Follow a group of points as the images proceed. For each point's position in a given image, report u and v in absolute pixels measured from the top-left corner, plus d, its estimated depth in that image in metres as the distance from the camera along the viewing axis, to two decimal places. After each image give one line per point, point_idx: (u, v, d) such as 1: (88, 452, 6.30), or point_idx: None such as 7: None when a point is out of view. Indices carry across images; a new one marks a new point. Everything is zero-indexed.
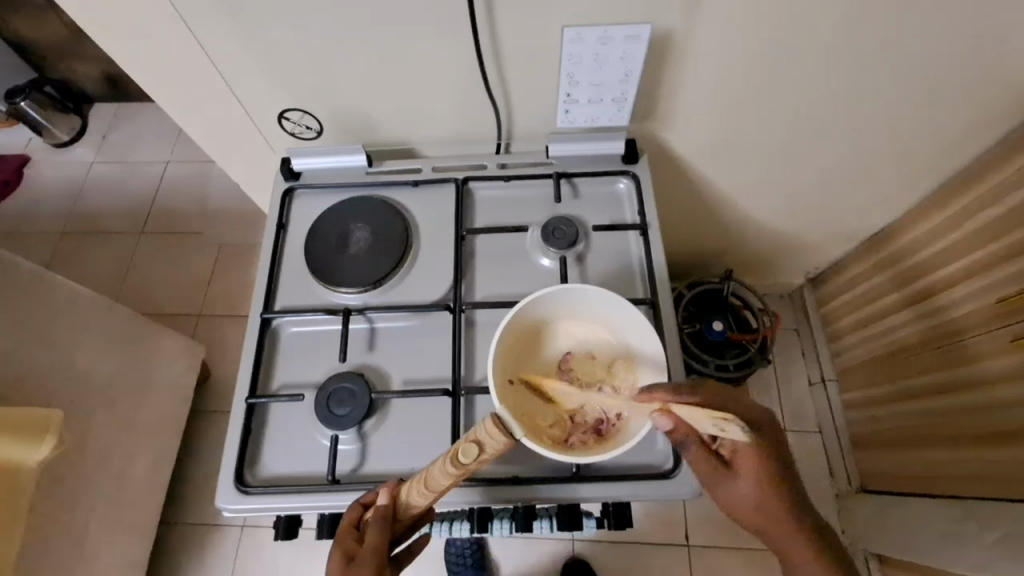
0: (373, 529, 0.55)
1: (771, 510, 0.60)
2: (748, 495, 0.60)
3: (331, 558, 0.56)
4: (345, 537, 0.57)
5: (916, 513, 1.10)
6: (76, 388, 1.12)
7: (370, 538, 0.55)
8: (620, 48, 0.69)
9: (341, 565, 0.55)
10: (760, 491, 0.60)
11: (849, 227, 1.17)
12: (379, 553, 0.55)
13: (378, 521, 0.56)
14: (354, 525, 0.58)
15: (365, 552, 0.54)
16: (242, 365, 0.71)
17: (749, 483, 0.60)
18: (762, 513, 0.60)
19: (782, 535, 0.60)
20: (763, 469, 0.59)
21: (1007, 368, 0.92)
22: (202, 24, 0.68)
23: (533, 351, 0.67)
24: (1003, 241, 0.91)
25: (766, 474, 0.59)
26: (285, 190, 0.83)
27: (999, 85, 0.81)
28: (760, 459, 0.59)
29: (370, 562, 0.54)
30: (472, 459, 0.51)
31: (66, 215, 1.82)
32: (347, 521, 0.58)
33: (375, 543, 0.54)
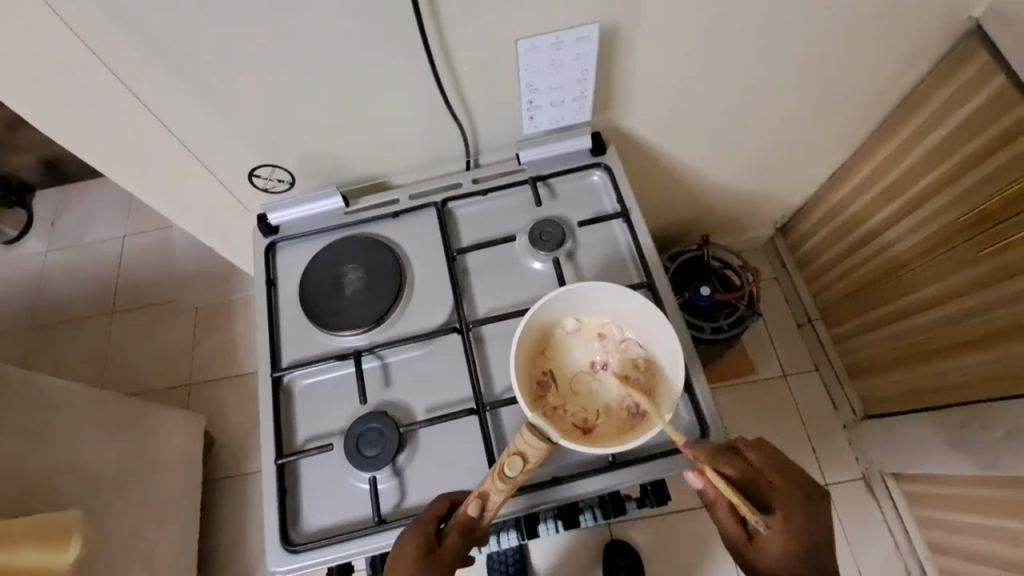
0: (455, 530, 0.57)
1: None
2: (780, 571, 0.57)
3: (411, 537, 0.59)
4: (428, 526, 0.59)
5: (923, 427, 1.16)
6: (86, 485, 1.09)
7: (450, 540, 0.57)
8: (573, 50, 0.73)
9: (417, 549, 0.58)
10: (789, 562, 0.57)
11: (809, 174, 1.23)
12: (453, 560, 0.57)
13: (460, 525, 0.57)
14: (438, 516, 0.61)
15: (443, 552, 0.57)
16: (263, 427, 0.71)
17: (777, 555, 0.57)
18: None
19: None
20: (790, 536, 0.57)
21: (972, 279, 0.99)
22: (159, 99, 0.68)
23: (555, 357, 0.68)
24: (955, 159, 0.98)
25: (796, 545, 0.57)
26: (266, 245, 0.82)
27: (923, 19, 0.86)
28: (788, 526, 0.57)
29: (444, 564, 0.56)
30: (518, 472, 0.55)
31: (29, 311, 1.76)
32: (433, 510, 0.61)
33: (454, 548, 0.57)
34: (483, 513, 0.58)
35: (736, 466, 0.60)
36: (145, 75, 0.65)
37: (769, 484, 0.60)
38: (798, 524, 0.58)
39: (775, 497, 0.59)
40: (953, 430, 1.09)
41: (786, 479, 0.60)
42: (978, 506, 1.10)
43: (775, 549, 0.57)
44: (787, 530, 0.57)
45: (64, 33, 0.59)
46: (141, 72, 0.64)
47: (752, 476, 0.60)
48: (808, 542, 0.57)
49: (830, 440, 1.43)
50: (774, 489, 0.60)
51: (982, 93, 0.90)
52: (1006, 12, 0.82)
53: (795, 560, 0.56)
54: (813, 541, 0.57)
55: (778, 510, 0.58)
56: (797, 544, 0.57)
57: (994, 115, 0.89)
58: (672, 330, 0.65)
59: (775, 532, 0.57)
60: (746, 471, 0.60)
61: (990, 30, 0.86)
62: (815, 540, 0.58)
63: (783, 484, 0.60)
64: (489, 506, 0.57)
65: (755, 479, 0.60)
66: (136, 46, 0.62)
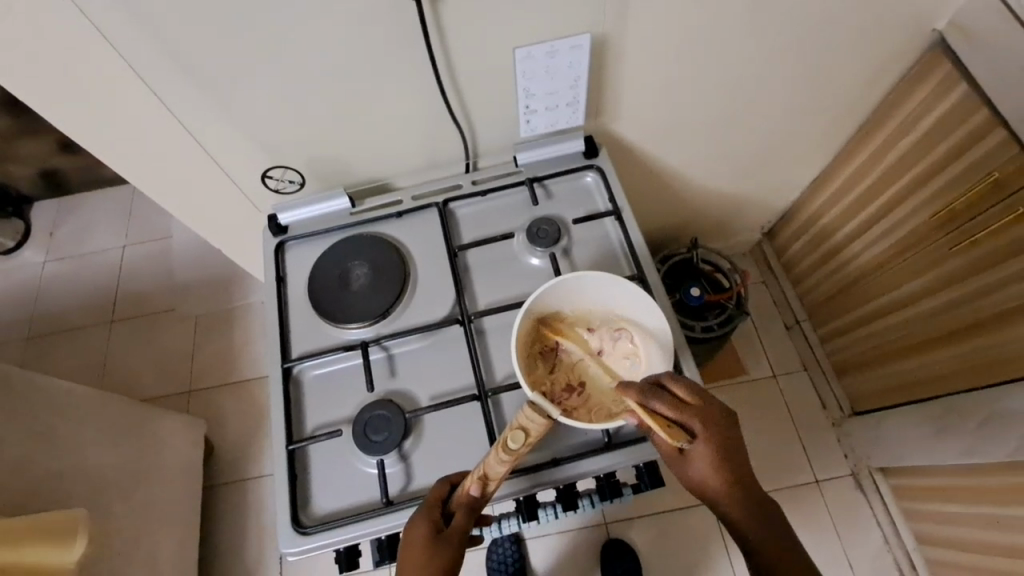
0: (460, 511, 0.61)
1: (722, 496, 0.62)
2: (708, 483, 0.62)
3: (418, 521, 0.61)
4: (432, 510, 0.62)
5: (906, 419, 1.21)
6: (88, 485, 1.10)
7: (457, 520, 0.60)
8: (567, 58, 0.78)
9: (427, 532, 0.60)
10: (713, 477, 0.61)
11: (791, 179, 1.29)
12: (463, 537, 0.60)
13: (465, 505, 0.61)
14: (440, 499, 0.63)
15: (452, 531, 0.60)
16: (274, 416, 0.74)
17: (702, 472, 0.61)
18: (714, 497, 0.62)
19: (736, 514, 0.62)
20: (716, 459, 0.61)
21: (946, 274, 1.04)
22: (180, 103, 0.73)
23: (554, 340, 0.72)
24: (926, 161, 1.03)
25: (718, 462, 0.61)
26: (276, 245, 0.86)
27: (890, 31, 0.93)
28: (714, 451, 0.61)
29: (454, 543, 0.59)
30: (521, 444, 0.59)
31: (29, 321, 1.77)
32: (436, 494, 0.63)
33: (461, 527, 0.60)
34: (486, 491, 0.61)
35: (663, 397, 0.62)
36: (165, 78, 0.69)
37: (693, 408, 0.62)
38: (720, 440, 0.61)
39: (698, 420, 0.61)
40: (934, 421, 1.14)
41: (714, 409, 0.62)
42: (961, 495, 1.14)
43: (700, 465, 0.61)
44: (711, 450, 0.61)
45: (95, 41, 0.64)
46: (163, 75, 0.69)
47: (683, 409, 0.62)
48: (728, 456, 0.61)
49: (819, 437, 1.47)
50: (698, 413, 0.61)
51: (946, 99, 0.96)
52: (965, 25, 0.89)
53: (720, 474, 0.61)
54: (732, 454, 0.61)
55: (702, 431, 0.61)
56: (719, 461, 0.61)
57: (959, 119, 0.95)
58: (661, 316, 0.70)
59: (700, 452, 0.61)
60: (677, 406, 0.62)
61: (952, 41, 0.92)
62: (734, 452, 0.62)
63: (704, 406, 0.62)
64: (491, 484, 0.60)
65: (681, 407, 0.62)
66: (161, 53, 0.66)
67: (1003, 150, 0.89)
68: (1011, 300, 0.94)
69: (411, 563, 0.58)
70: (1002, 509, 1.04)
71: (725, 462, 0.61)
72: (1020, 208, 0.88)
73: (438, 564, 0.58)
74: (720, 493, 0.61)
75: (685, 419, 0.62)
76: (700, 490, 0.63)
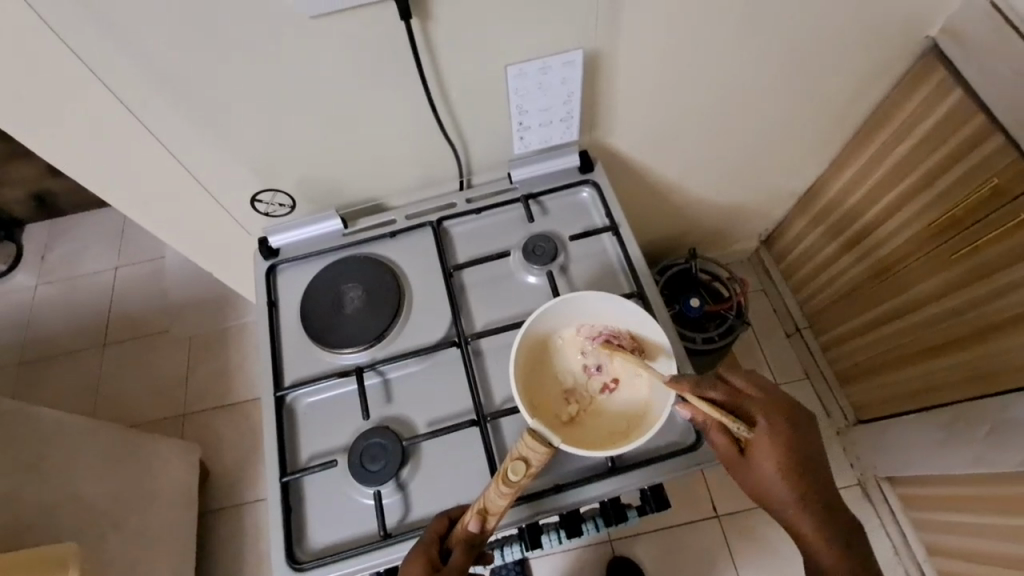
0: (459, 549, 0.58)
1: (794, 494, 0.59)
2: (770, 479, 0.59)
3: (413, 560, 0.60)
4: (431, 545, 0.60)
5: (913, 427, 1.19)
6: (79, 517, 1.07)
7: (454, 558, 0.58)
8: (559, 74, 0.77)
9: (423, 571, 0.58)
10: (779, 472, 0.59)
11: (787, 187, 1.28)
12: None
13: (465, 542, 0.58)
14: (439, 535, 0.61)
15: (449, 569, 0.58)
16: (267, 447, 0.72)
17: (770, 467, 0.59)
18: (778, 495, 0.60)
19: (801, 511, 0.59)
20: (781, 451, 0.59)
21: (948, 280, 1.03)
22: (166, 129, 0.71)
23: (552, 361, 0.71)
24: (924, 167, 1.03)
25: (785, 456, 0.59)
26: (268, 268, 0.84)
27: (883, 39, 0.92)
28: (779, 442, 0.60)
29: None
30: (520, 476, 0.56)
31: (19, 346, 1.74)
32: (434, 530, 0.62)
33: (460, 566, 0.58)
34: (486, 528, 0.59)
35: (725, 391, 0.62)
36: (149, 103, 0.68)
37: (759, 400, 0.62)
38: (787, 427, 0.60)
39: (758, 412, 0.61)
40: (942, 429, 1.12)
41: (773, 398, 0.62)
42: (971, 505, 1.12)
43: (764, 460, 0.59)
44: (776, 444, 0.59)
45: (77, 68, 0.63)
46: (147, 99, 0.67)
47: (741, 398, 0.62)
48: (794, 450, 0.59)
49: (824, 447, 1.45)
50: (761, 405, 0.61)
51: (941, 106, 0.96)
52: (957, 31, 0.88)
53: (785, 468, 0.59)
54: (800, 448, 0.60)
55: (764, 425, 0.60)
56: (785, 454, 0.59)
57: (955, 126, 0.95)
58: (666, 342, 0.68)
59: (762, 444, 0.60)
60: (733, 395, 0.62)
61: (946, 47, 0.92)
62: (802, 447, 0.60)
63: (770, 400, 0.62)
64: (490, 521, 0.58)
65: (740, 397, 0.62)
66: (144, 79, 0.65)
67: (1001, 156, 0.88)
68: (1015, 306, 0.92)
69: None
70: (1013, 519, 1.02)
71: (791, 456, 0.59)
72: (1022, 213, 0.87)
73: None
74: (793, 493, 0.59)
75: (744, 411, 0.61)
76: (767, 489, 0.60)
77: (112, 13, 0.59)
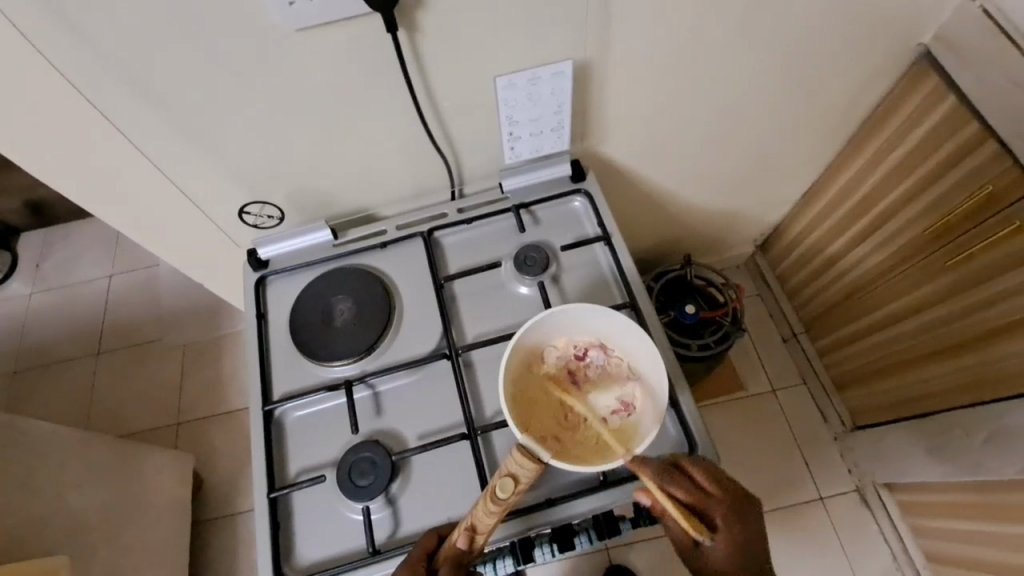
0: (445, 565, 0.58)
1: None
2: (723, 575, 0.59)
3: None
4: (418, 562, 0.60)
5: (910, 434, 1.18)
6: (69, 531, 1.06)
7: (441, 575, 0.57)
8: (549, 84, 0.77)
9: None
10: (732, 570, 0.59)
11: (782, 193, 1.27)
12: None
13: (450, 559, 0.58)
14: (427, 552, 0.61)
15: None
16: (255, 462, 0.71)
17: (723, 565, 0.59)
18: None
19: None
20: (736, 549, 0.59)
21: (944, 287, 1.02)
22: (151, 143, 0.70)
23: (546, 370, 0.70)
24: (918, 174, 1.02)
25: (740, 555, 0.59)
26: (257, 280, 0.84)
27: (874, 47, 0.92)
28: (735, 539, 0.59)
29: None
30: (509, 493, 0.56)
31: (13, 355, 1.73)
32: (421, 547, 0.61)
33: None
34: (474, 545, 0.58)
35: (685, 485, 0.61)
36: (135, 117, 0.67)
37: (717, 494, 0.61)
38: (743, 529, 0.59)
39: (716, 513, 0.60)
40: (941, 437, 1.11)
41: (734, 496, 0.61)
42: (969, 512, 1.11)
43: (718, 559, 0.59)
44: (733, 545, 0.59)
45: (59, 82, 0.62)
46: (131, 112, 0.66)
47: (703, 497, 0.60)
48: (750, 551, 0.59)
49: (822, 453, 1.45)
50: (721, 506, 0.60)
51: (935, 113, 0.95)
52: (950, 39, 0.88)
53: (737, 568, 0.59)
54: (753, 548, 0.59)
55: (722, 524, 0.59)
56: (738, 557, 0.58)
57: (948, 134, 0.94)
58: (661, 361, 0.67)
59: (719, 545, 0.59)
60: (695, 493, 0.60)
61: (939, 54, 0.91)
62: (756, 546, 0.60)
63: (730, 498, 0.61)
64: (478, 538, 0.58)
65: (701, 497, 0.60)
66: (128, 92, 0.64)
67: (995, 163, 0.88)
68: (1011, 314, 0.92)
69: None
70: (1010, 527, 1.01)
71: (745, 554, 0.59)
72: (1017, 221, 0.86)
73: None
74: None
75: (705, 510, 0.60)
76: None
77: (94, 27, 0.58)
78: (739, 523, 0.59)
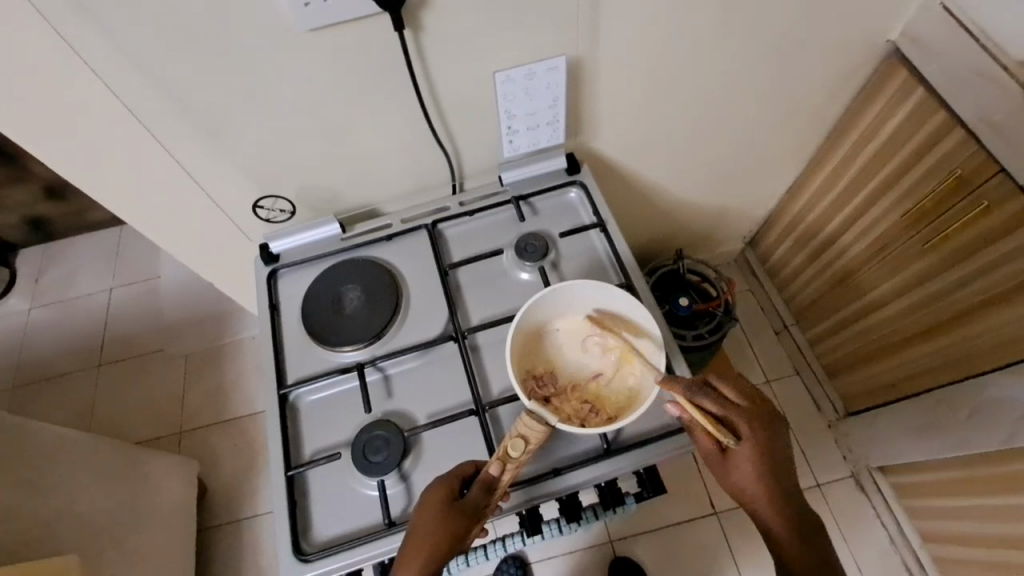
0: (477, 487, 0.61)
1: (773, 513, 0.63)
2: (749, 486, 0.63)
3: (436, 487, 0.63)
4: (453, 479, 0.63)
5: (900, 414, 1.22)
6: (79, 532, 1.07)
7: (473, 493, 0.61)
8: (545, 79, 0.81)
9: (444, 496, 0.62)
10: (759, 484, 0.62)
11: (767, 189, 1.33)
12: (474, 512, 0.60)
13: (483, 483, 0.62)
14: (463, 474, 0.64)
15: (466, 503, 0.61)
16: (272, 444, 0.74)
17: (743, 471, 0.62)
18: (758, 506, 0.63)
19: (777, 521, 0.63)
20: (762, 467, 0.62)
21: (925, 270, 1.07)
22: (173, 139, 0.75)
23: (549, 351, 0.74)
24: (894, 162, 1.08)
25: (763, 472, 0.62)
26: (268, 273, 0.87)
27: (846, 44, 0.98)
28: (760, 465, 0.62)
29: (468, 515, 0.60)
30: (521, 451, 0.62)
31: (12, 370, 1.74)
32: (461, 469, 0.65)
33: (477, 501, 0.61)
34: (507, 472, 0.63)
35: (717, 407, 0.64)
36: (157, 114, 0.71)
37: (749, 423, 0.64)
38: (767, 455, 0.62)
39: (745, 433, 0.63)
40: (929, 415, 1.15)
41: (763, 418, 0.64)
42: (960, 489, 1.14)
43: (744, 467, 0.62)
44: (758, 462, 0.62)
45: (90, 80, 0.66)
46: (154, 109, 0.71)
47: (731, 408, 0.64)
48: (771, 469, 0.62)
49: (816, 441, 1.48)
50: (748, 416, 0.63)
51: (906, 104, 1.01)
52: (916, 36, 0.95)
53: (760, 481, 0.62)
54: (779, 464, 0.63)
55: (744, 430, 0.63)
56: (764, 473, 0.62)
57: (919, 122, 1.00)
58: (654, 323, 0.71)
59: (744, 457, 0.62)
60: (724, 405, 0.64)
61: (906, 51, 0.98)
62: (776, 459, 0.63)
63: (757, 411, 0.64)
64: (509, 469, 0.62)
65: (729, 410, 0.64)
66: (153, 90, 0.69)
67: (962, 148, 0.93)
68: (988, 289, 0.97)
69: (423, 518, 0.60)
70: (998, 500, 1.05)
71: (767, 474, 0.62)
72: (985, 201, 0.92)
73: (452, 529, 0.59)
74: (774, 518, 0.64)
75: (731, 421, 0.63)
76: (746, 502, 0.64)
77: (123, 28, 0.62)
78: (768, 440, 0.63)
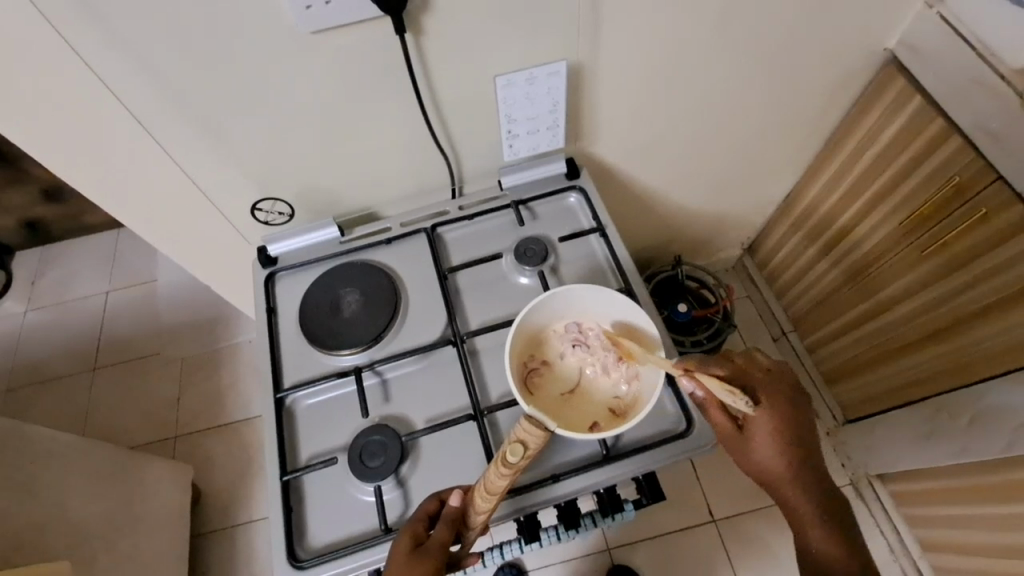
0: (444, 526, 0.61)
1: (789, 478, 0.63)
2: (766, 456, 0.63)
3: (400, 539, 0.62)
4: (418, 521, 0.63)
5: (899, 421, 1.22)
6: (69, 537, 1.05)
7: (439, 532, 0.61)
8: (545, 84, 0.82)
9: (409, 544, 0.61)
10: (775, 453, 0.63)
11: (766, 195, 1.33)
12: (442, 552, 0.60)
13: (449, 520, 0.61)
14: (428, 514, 0.63)
15: (432, 545, 0.60)
16: (268, 449, 0.73)
17: (762, 443, 0.63)
18: (776, 478, 0.64)
19: (795, 494, 0.64)
20: (778, 434, 0.63)
21: (923, 277, 1.07)
22: (172, 140, 0.74)
23: (546, 354, 0.73)
24: (891, 169, 1.08)
25: (779, 438, 0.63)
26: (266, 276, 0.87)
27: (844, 52, 0.99)
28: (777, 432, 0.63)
29: (433, 554, 0.59)
30: (520, 456, 0.59)
31: (6, 373, 1.72)
32: (424, 508, 0.63)
33: (442, 540, 0.60)
34: (473, 505, 0.62)
35: (729, 369, 0.65)
36: (156, 116, 0.71)
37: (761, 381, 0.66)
38: (785, 422, 0.63)
39: (763, 392, 0.64)
40: (927, 422, 1.15)
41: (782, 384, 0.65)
42: (959, 496, 1.14)
43: (761, 438, 0.63)
44: (776, 427, 0.63)
45: (89, 80, 0.66)
46: (153, 110, 0.70)
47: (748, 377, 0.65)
48: (788, 435, 0.63)
49: (816, 448, 1.47)
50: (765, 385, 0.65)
51: (903, 112, 1.01)
52: (913, 43, 0.95)
53: (777, 450, 0.63)
54: (796, 431, 0.64)
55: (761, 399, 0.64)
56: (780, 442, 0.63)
57: (917, 129, 1.00)
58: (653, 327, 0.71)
59: (761, 426, 0.63)
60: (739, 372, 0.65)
61: (904, 59, 0.98)
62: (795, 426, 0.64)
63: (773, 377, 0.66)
64: (478, 503, 0.61)
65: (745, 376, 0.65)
66: (152, 92, 0.68)
67: (959, 156, 0.93)
68: (987, 295, 0.97)
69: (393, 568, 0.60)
70: (997, 507, 1.05)
71: (785, 440, 0.63)
72: (983, 208, 0.91)
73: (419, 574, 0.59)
74: (790, 484, 0.64)
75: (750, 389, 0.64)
76: (763, 475, 0.65)
77: (125, 29, 0.62)
78: (782, 406, 0.64)
